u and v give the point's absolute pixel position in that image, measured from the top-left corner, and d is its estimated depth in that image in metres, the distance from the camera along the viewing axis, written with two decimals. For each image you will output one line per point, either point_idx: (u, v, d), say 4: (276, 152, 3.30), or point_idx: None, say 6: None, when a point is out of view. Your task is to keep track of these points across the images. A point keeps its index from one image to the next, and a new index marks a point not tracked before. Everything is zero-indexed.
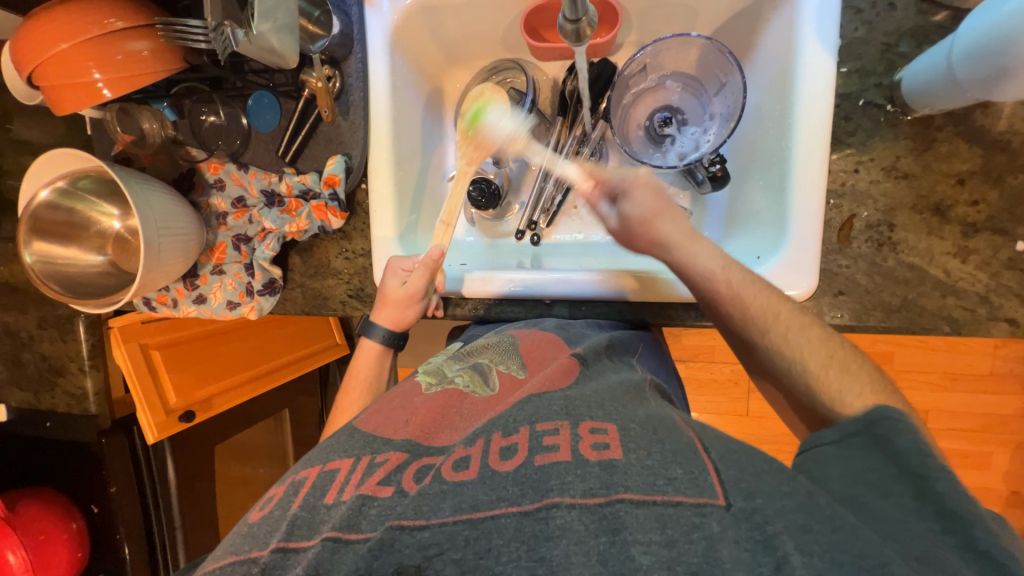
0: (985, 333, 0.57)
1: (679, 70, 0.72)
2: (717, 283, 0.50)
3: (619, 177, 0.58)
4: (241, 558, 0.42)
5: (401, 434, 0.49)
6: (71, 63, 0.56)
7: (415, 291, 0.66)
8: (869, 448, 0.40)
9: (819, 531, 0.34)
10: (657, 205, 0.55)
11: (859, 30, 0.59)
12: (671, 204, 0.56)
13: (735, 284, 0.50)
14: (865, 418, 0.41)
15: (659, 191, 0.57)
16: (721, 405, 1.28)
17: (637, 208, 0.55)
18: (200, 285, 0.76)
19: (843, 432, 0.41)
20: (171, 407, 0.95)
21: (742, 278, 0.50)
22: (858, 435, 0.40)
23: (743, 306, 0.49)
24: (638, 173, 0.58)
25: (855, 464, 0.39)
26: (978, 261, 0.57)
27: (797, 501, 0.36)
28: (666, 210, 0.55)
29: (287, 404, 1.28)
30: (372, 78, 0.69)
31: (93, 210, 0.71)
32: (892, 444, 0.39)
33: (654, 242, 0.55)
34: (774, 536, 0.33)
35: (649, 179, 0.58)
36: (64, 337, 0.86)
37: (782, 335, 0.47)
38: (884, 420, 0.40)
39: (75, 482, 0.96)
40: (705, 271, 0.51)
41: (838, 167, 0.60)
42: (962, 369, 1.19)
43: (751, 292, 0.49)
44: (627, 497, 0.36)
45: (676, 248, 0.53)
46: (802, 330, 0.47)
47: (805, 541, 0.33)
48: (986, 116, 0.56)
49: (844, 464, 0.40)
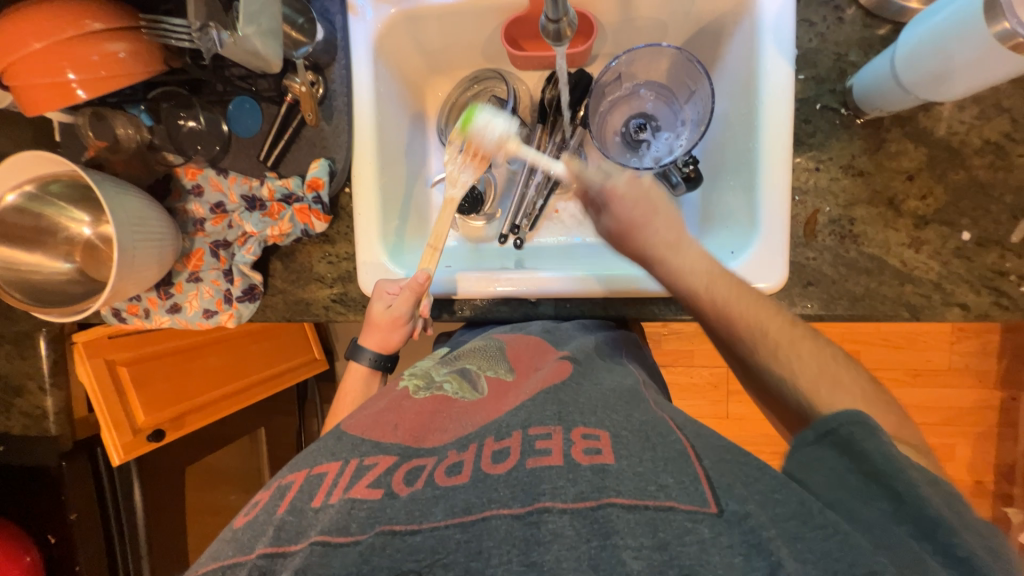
0: (941, 317, 0.61)
1: (651, 79, 0.76)
2: (701, 300, 0.52)
3: (598, 188, 0.58)
4: (223, 564, 0.40)
5: (391, 437, 0.48)
6: (45, 62, 0.55)
7: (399, 315, 0.66)
8: (844, 448, 0.41)
9: (811, 538, 0.35)
10: (637, 215, 0.56)
11: (812, 41, 0.64)
12: (657, 207, 0.56)
13: (721, 302, 0.51)
14: (842, 421, 0.41)
15: (641, 199, 0.56)
16: (702, 408, 1.30)
17: (619, 221, 0.57)
18: (174, 294, 0.73)
19: (821, 431, 0.42)
20: (139, 425, 0.90)
21: (729, 295, 0.50)
22: (836, 432, 0.41)
23: (728, 321, 0.50)
24: (616, 182, 0.57)
25: (834, 467, 0.40)
26: (930, 251, 0.61)
27: (791, 509, 0.37)
28: (650, 220, 0.56)
29: (264, 423, 1.24)
30: (356, 82, 0.70)
31: (62, 215, 0.68)
32: (862, 447, 0.40)
33: (639, 255, 0.57)
34: (768, 541, 0.34)
35: (632, 184, 0.57)
36: (23, 353, 0.82)
37: (752, 320, 0.49)
38: (860, 423, 0.41)
39: (25, 512, 0.88)
40: (688, 290, 0.53)
41: (800, 165, 0.64)
42: (924, 365, 1.26)
43: (738, 308, 0.50)
44: (618, 502, 0.37)
45: (660, 262, 0.55)
46: (793, 346, 0.47)
47: (802, 547, 0.35)
48: (928, 118, 0.61)
49: (824, 466, 0.41)
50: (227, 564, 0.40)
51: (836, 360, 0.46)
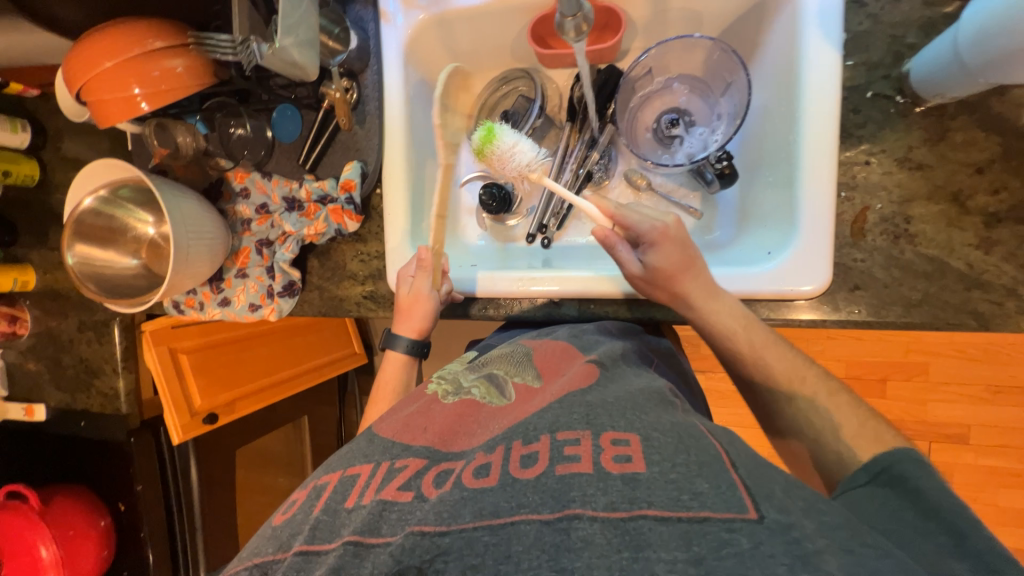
0: (1016, 328, 0.54)
1: (685, 72, 0.73)
2: (737, 341, 0.55)
3: (648, 225, 0.57)
4: (265, 559, 0.44)
5: (420, 440, 0.49)
6: (115, 79, 0.61)
7: (420, 293, 0.69)
8: (895, 486, 0.41)
9: (864, 555, 0.33)
10: (684, 259, 0.56)
11: (863, 24, 0.59)
12: (697, 255, 0.57)
13: (756, 345, 0.55)
14: (889, 458, 0.42)
15: (689, 243, 0.56)
16: (745, 418, 1.23)
17: (665, 260, 0.56)
18: (225, 288, 0.79)
19: (872, 473, 0.42)
20: (196, 408, 0.98)
21: (763, 340, 0.55)
22: (885, 472, 0.41)
23: (734, 345, 0.56)
24: (667, 222, 0.57)
25: (889, 504, 0.39)
26: (1003, 252, 0.55)
27: (838, 521, 0.36)
28: (694, 263, 0.56)
29: (307, 412, 1.32)
30: (387, 87, 0.73)
31: (130, 217, 0.76)
32: (909, 484, 0.40)
33: (675, 296, 0.57)
34: (814, 553, 0.32)
35: (680, 226, 0.57)
36: (100, 340, 0.91)
37: (769, 360, 0.54)
38: (908, 461, 0.42)
39: (104, 481, 0.99)
40: (725, 329, 0.56)
41: (849, 159, 0.59)
42: (1008, 382, 1.12)
43: (773, 354, 0.54)
44: (650, 514, 0.36)
45: (697, 303, 0.57)
46: (802, 379, 0.53)
47: (852, 562, 0.32)
48: (1002, 103, 0.54)
49: (879, 502, 0.40)
50: (269, 564, 0.43)
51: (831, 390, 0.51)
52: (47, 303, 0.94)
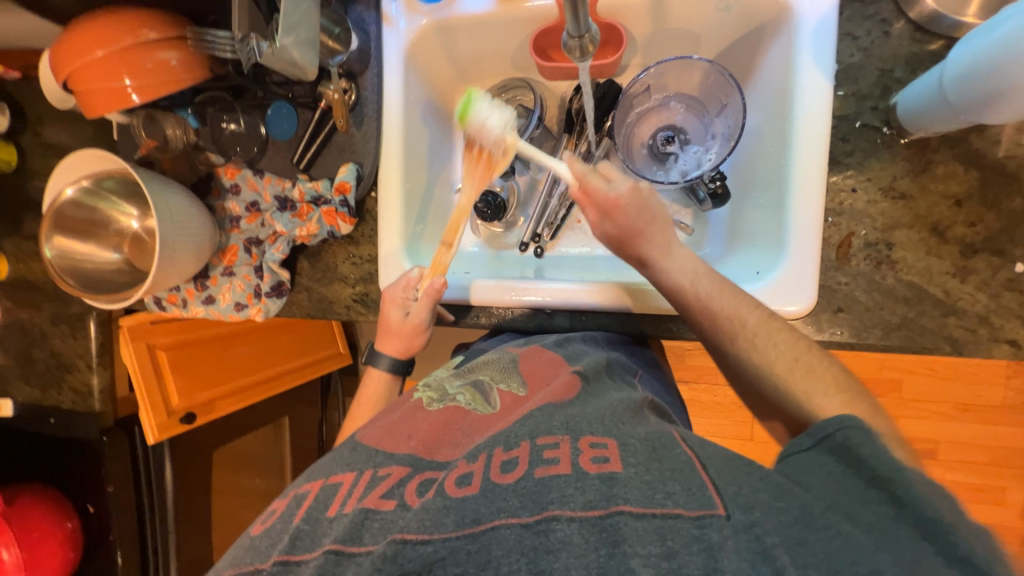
0: (988, 354, 0.57)
1: (682, 91, 0.75)
2: (687, 293, 0.55)
3: (603, 196, 0.57)
4: (242, 569, 0.42)
5: (403, 448, 0.49)
6: (104, 69, 0.59)
7: (419, 321, 0.68)
8: (841, 452, 0.40)
9: (814, 542, 0.33)
10: (638, 224, 0.57)
11: (855, 56, 0.61)
12: (654, 217, 0.58)
13: (704, 295, 0.55)
14: (834, 423, 0.41)
15: (642, 208, 0.57)
16: (725, 428, 1.26)
17: (619, 229, 0.58)
18: (210, 286, 0.77)
19: (816, 437, 0.42)
20: (174, 407, 0.96)
21: (712, 289, 0.55)
22: (830, 438, 0.41)
23: (711, 311, 0.54)
24: (620, 190, 0.57)
25: (832, 470, 0.39)
26: (977, 282, 0.57)
27: (794, 515, 0.35)
28: (649, 228, 0.57)
29: (288, 412, 1.29)
30: (386, 91, 0.72)
31: (114, 209, 0.74)
32: (858, 452, 0.39)
33: (634, 259, 0.59)
34: (772, 547, 0.33)
35: (633, 193, 0.57)
36: (75, 334, 0.88)
37: (749, 339, 0.51)
38: (852, 426, 0.40)
39: (73, 481, 0.95)
40: (676, 284, 0.56)
41: (837, 186, 0.61)
42: (973, 400, 1.17)
43: (721, 302, 0.54)
44: (626, 510, 0.36)
45: (653, 263, 0.58)
46: (769, 336, 0.51)
47: (803, 552, 0.33)
48: (981, 140, 0.57)
49: (820, 470, 0.40)
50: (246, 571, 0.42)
51: (811, 355, 0.48)
52: (18, 294, 0.90)
